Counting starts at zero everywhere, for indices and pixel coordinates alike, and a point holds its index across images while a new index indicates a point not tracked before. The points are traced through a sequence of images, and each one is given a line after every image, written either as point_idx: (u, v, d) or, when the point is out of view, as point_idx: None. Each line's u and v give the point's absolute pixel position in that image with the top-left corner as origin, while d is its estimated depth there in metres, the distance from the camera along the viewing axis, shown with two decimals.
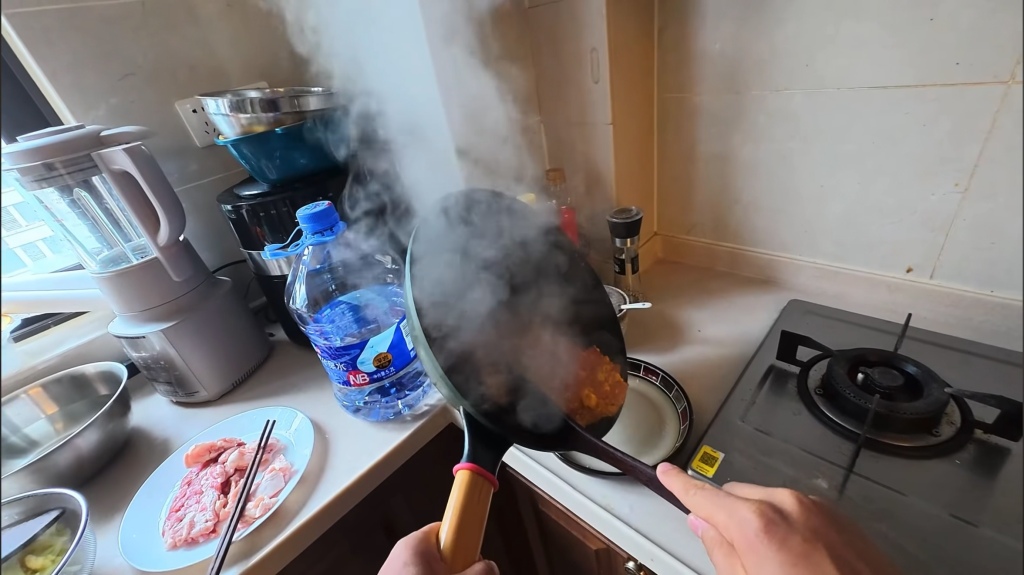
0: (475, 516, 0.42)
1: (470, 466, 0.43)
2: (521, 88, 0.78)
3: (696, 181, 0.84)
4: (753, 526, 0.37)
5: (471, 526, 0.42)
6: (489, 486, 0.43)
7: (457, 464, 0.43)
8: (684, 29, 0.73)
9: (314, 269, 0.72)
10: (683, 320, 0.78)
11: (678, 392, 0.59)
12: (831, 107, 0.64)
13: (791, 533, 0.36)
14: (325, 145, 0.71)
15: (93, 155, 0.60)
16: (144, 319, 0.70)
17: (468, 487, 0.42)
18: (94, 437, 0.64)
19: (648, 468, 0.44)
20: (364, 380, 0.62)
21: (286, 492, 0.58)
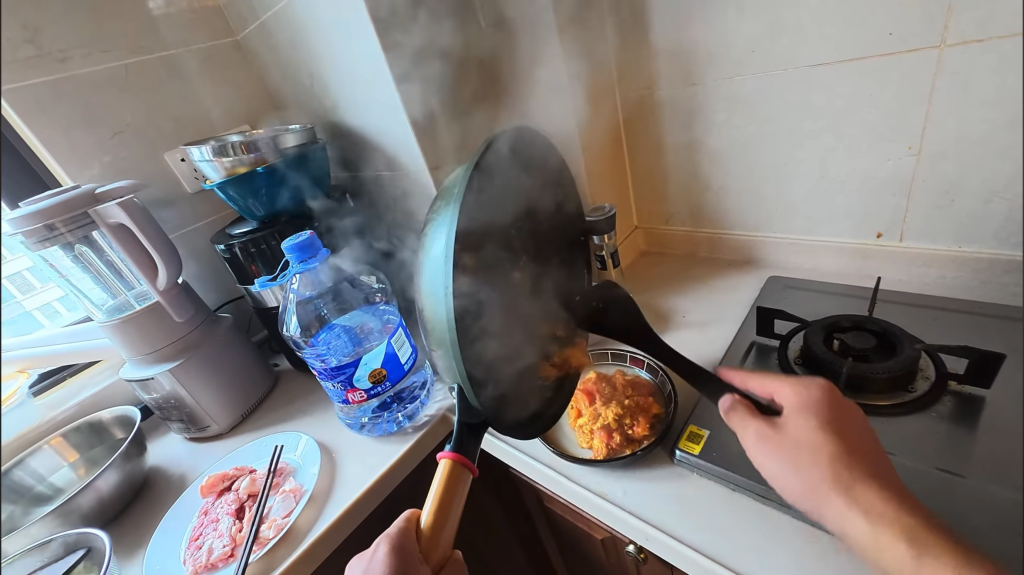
0: (455, 505, 0.44)
1: (452, 457, 0.45)
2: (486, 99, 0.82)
3: (668, 173, 0.87)
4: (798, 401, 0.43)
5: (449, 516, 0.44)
6: (470, 474, 0.45)
7: (440, 453, 0.45)
8: (636, 30, 0.77)
9: (304, 296, 0.77)
10: (668, 308, 0.80)
11: (663, 376, 0.62)
12: (779, 88, 0.67)
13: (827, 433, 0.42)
14: (306, 178, 0.76)
15: (91, 213, 0.64)
16: (152, 361, 0.74)
17: (448, 476, 0.44)
18: (114, 478, 0.67)
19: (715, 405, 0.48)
20: (362, 397, 0.65)
21: (297, 511, 0.60)
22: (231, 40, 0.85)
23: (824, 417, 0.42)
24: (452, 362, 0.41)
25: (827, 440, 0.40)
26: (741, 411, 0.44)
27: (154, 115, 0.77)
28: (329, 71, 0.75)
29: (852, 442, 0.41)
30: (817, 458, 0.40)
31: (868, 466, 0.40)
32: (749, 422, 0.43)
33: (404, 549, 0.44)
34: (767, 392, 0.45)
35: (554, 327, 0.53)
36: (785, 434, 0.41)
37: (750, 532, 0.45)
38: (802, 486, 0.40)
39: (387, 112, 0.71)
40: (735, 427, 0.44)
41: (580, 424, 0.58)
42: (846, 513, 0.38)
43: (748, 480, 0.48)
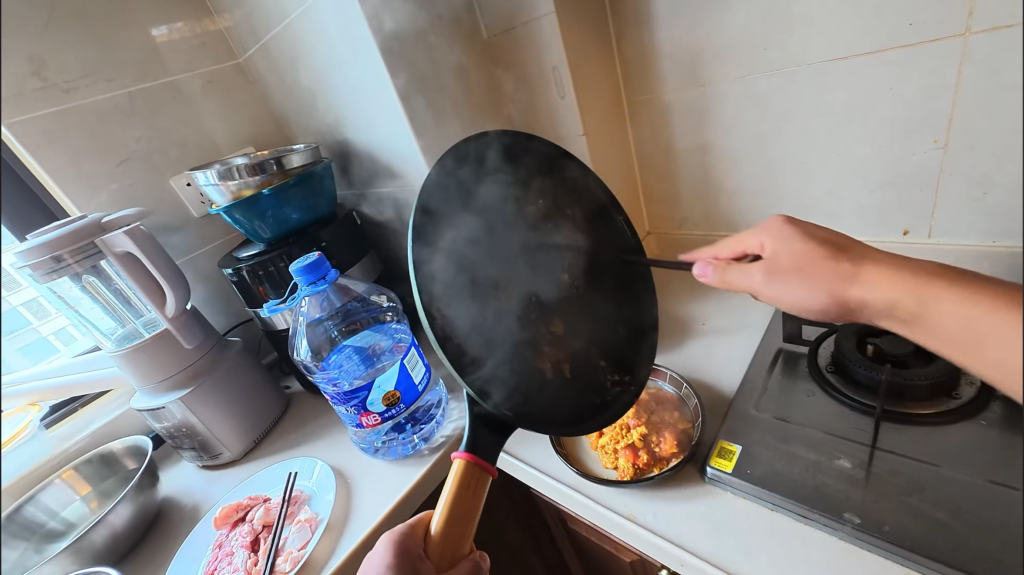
0: (466, 507, 0.44)
1: (465, 457, 0.44)
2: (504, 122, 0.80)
3: (678, 176, 0.85)
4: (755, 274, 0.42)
5: (461, 516, 0.44)
6: (488, 476, 0.45)
7: (454, 454, 0.45)
8: (638, 33, 0.76)
9: (313, 318, 0.75)
10: (685, 315, 0.77)
11: (687, 389, 0.60)
12: (795, 84, 0.65)
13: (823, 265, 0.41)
14: (311, 198, 0.75)
15: (97, 242, 0.63)
16: (164, 389, 0.73)
17: (462, 476, 0.44)
18: (127, 511, 0.65)
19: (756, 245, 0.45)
20: (377, 420, 0.63)
21: (313, 542, 0.58)
22: (234, 63, 0.86)
23: (815, 233, 0.43)
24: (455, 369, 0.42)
25: (818, 253, 0.41)
26: (728, 268, 0.44)
27: (160, 141, 0.77)
28: (331, 90, 0.75)
29: (842, 242, 0.42)
30: (844, 279, 0.39)
31: (862, 252, 0.41)
32: (748, 269, 0.43)
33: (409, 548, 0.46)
34: (741, 247, 0.46)
35: (581, 318, 0.50)
36: (781, 262, 0.42)
37: (792, 556, 0.42)
38: (824, 301, 0.41)
39: (395, 128, 0.70)
40: (739, 284, 0.43)
41: (604, 444, 0.56)
42: (862, 297, 0.39)
43: (787, 499, 0.45)
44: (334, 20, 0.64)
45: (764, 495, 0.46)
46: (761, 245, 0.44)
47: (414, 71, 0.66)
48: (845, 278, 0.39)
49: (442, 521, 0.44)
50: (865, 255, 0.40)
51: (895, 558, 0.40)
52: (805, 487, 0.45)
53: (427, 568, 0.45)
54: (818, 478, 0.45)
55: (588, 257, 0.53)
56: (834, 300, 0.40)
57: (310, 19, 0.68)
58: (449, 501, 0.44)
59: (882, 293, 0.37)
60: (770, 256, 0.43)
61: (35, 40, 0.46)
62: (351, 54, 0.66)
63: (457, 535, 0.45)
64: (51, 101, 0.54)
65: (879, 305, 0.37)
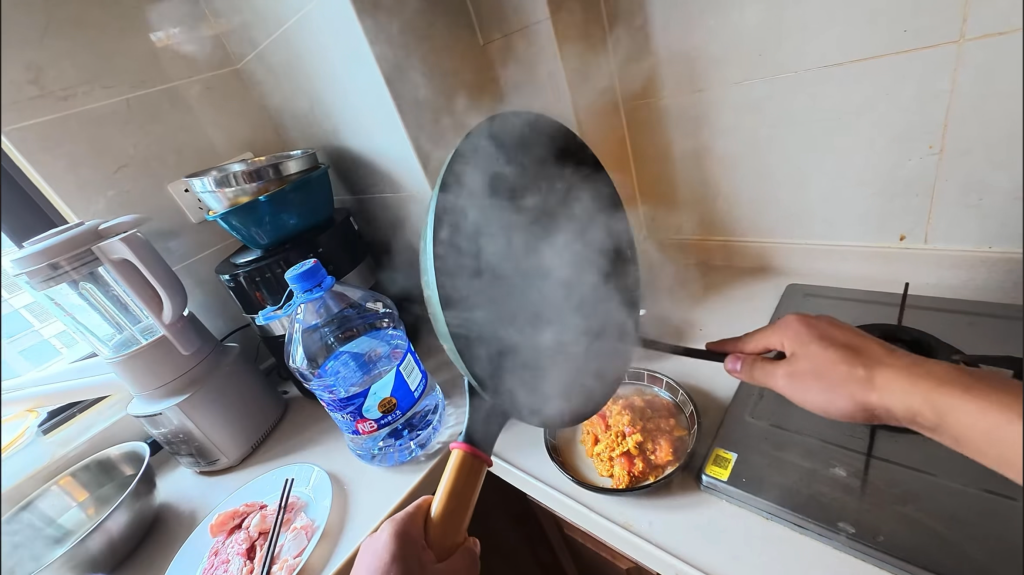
0: (464, 497, 0.46)
1: (464, 447, 0.46)
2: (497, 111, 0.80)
3: (675, 180, 0.85)
4: (820, 402, 0.38)
5: (461, 505, 0.46)
6: (484, 465, 0.47)
7: (453, 443, 0.47)
8: (635, 38, 0.76)
9: (310, 325, 0.75)
10: (683, 320, 0.77)
11: (683, 397, 0.59)
12: (791, 90, 0.65)
13: (839, 367, 0.37)
14: (309, 203, 0.75)
15: (94, 250, 0.64)
16: (160, 396, 0.73)
17: (460, 466, 0.46)
18: (124, 518, 0.65)
19: (774, 337, 0.44)
20: (372, 427, 0.63)
21: (309, 549, 0.58)
22: (232, 69, 0.86)
23: (824, 330, 0.40)
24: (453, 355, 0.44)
25: (835, 359, 0.37)
26: (754, 364, 0.43)
27: (158, 147, 0.77)
28: (328, 96, 0.75)
29: (855, 342, 0.38)
30: (815, 377, 0.38)
31: (879, 356, 0.36)
32: (771, 369, 0.42)
33: (408, 533, 0.48)
34: (763, 343, 0.45)
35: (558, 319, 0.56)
36: (801, 364, 0.39)
37: (786, 566, 0.42)
38: (848, 406, 0.37)
39: (391, 133, 0.70)
40: (763, 381, 0.42)
41: (599, 452, 0.56)
42: (888, 406, 0.35)
43: (782, 508, 0.45)
44: (330, 27, 0.65)
45: (759, 504, 0.46)
46: (782, 344, 0.42)
47: (410, 77, 0.66)
48: (865, 384, 0.35)
49: (441, 509, 0.46)
50: (875, 357, 0.36)
51: (887, 567, 0.40)
52: (801, 495, 0.45)
53: (427, 555, 0.47)
54: (813, 487, 0.45)
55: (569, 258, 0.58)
56: (858, 404, 0.36)
57: (307, 27, 0.69)
58: (448, 490, 0.45)
59: (911, 404, 0.33)
60: (791, 357, 0.40)
61: (35, 50, 0.46)
62: (348, 62, 0.66)
63: (456, 524, 0.46)
64: (52, 107, 0.54)
65: (903, 413, 0.34)
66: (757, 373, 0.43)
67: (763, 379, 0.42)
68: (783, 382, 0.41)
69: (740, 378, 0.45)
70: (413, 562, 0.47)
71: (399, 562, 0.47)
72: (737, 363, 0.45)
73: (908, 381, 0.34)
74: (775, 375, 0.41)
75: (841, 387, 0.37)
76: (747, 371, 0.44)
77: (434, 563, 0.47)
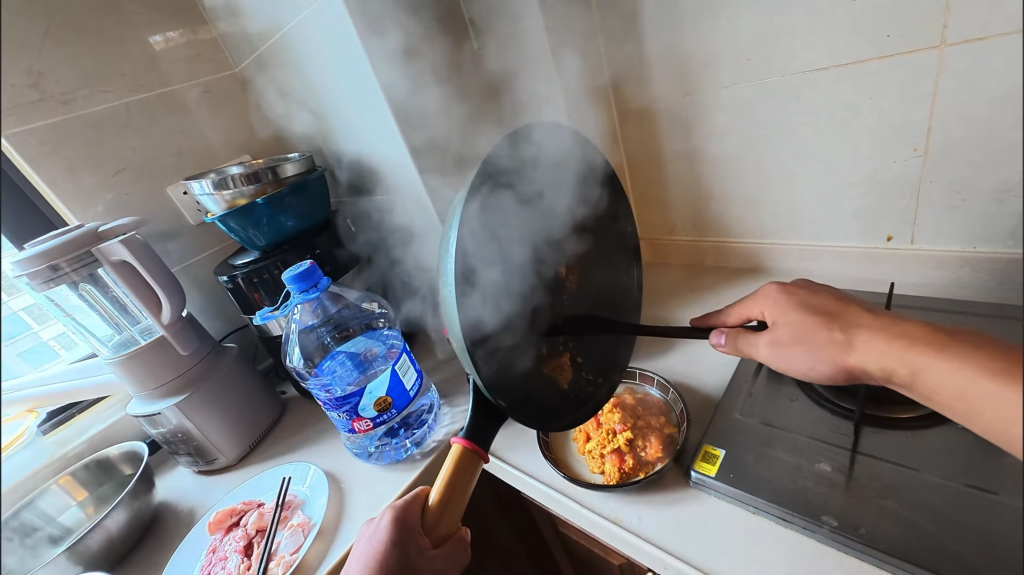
0: (461, 488, 0.46)
1: (463, 442, 0.46)
2: None
3: (668, 182, 0.86)
4: (806, 363, 0.44)
5: (457, 494, 0.46)
6: (482, 460, 0.46)
7: (454, 438, 0.46)
8: (628, 42, 0.77)
9: (306, 325, 0.76)
10: (676, 320, 0.78)
11: (673, 395, 0.60)
12: (779, 93, 0.66)
13: (818, 333, 0.42)
14: (306, 205, 0.76)
15: (94, 251, 0.64)
16: (159, 396, 0.73)
17: (457, 459, 0.45)
18: (122, 517, 0.66)
19: (754, 308, 0.49)
20: (368, 426, 0.64)
21: (306, 546, 0.59)
22: (230, 73, 0.87)
23: (808, 299, 0.45)
24: (464, 355, 0.41)
25: (815, 325, 0.43)
26: (739, 337, 0.48)
27: (156, 151, 0.78)
28: (324, 99, 0.76)
29: (834, 308, 0.43)
30: (797, 343, 0.44)
31: (856, 317, 0.40)
32: (754, 338, 0.47)
33: (406, 521, 0.49)
34: (743, 314, 0.50)
35: (593, 324, 0.52)
36: (783, 330, 0.45)
37: (771, 559, 0.43)
38: (831, 368, 0.42)
39: (386, 136, 0.71)
40: (749, 351, 0.47)
41: (590, 449, 0.57)
42: (861, 365, 0.39)
43: (768, 502, 0.46)
44: (325, 32, 0.66)
45: (744, 498, 0.47)
46: (763, 314, 0.48)
47: (405, 81, 0.67)
48: (841, 347, 0.40)
49: (439, 496, 0.46)
50: (851, 318, 0.41)
51: (869, 559, 0.40)
52: (786, 490, 0.46)
53: (422, 540, 0.48)
54: (798, 482, 0.46)
55: (595, 260, 0.54)
56: (839, 365, 0.41)
57: (303, 32, 0.70)
58: (444, 480, 0.46)
59: (877, 361, 0.37)
60: (773, 326, 0.46)
61: (37, 56, 0.47)
62: (344, 67, 0.68)
63: (452, 514, 0.47)
64: (49, 112, 0.55)
65: (879, 371, 0.38)
66: (743, 346, 0.48)
67: (747, 350, 0.48)
68: (766, 352, 0.46)
69: (725, 352, 0.49)
70: (409, 547, 0.48)
71: (396, 547, 0.48)
72: (721, 337, 0.49)
73: (875, 338, 0.38)
74: (759, 345, 0.46)
75: (821, 349, 0.42)
76: (731, 345, 0.48)
77: (430, 550, 0.48)
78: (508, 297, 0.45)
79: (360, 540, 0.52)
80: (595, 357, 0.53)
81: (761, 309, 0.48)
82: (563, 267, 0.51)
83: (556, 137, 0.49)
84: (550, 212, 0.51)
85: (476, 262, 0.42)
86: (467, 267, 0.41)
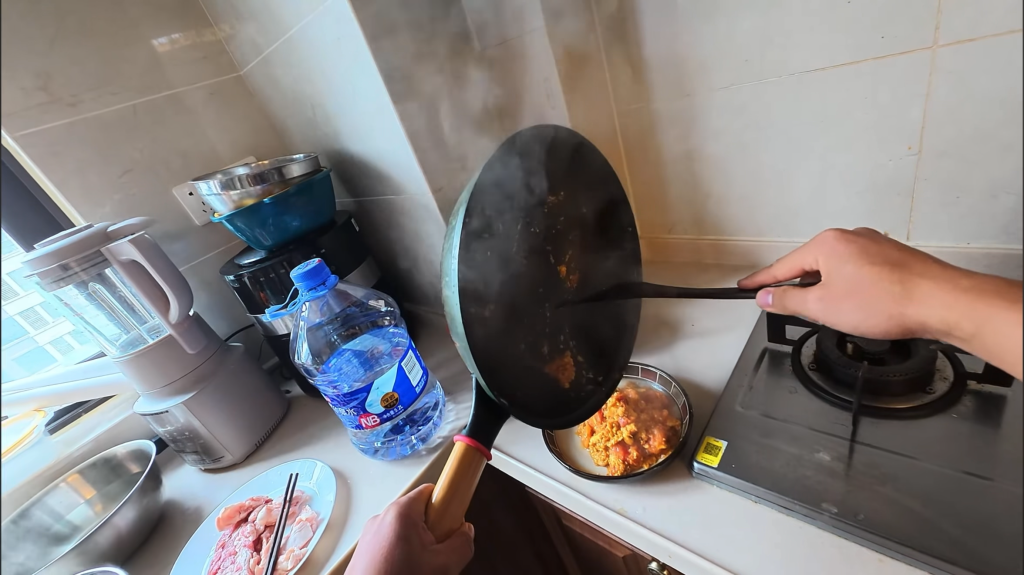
0: (464, 485, 0.47)
1: (466, 440, 0.47)
2: None
3: (666, 181, 0.87)
4: (854, 316, 0.46)
5: (460, 491, 0.47)
6: (485, 458, 0.47)
7: (457, 436, 0.47)
8: (628, 44, 0.78)
9: (314, 322, 0.77)
10: (676, 317, 0.79)
11: (676, 389, 0.62)
12: (774, 94, 0.68)
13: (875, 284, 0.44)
14: (312, 206, 0.77)
15: (104, 250, 0.65)
16: (166, 394, 0.74)
17: (461, 457, 0.46)
18: (131, 514, 0.67)
19: (813, 262, 0.51)
20: (375, 421, 0.65)
21: (315, 540, 0.60)
22: (234, 76, 0.88)
23: (868, 253, 0.47)
24: (465, 355, 0.42)
25: (872, 277, 0.45)
26: (786, 294, 0.51)
27: (163, 152, 0.79)
28: (329, 101, 0.78)
29: (898, 260, 0.44)
30: (849, 297, 0.46)
31: (917, 271, 0.42)
32: (803, 295, 0.50)
33: (410, 516, 0.50)
34: (796, 266, 0.53)
35: (586, 324, 0.53)
36: (835, 285, 0.47)
37: (772, 547, 0.44)
38: (883, 318, 0.44)
39: (392, 137, 0.72)
40: (796, 308, 0.50)
41: (594, 442, 0.58)
42: (920, 317, 0.40)
43: (769, 491, 0.47)
44: (331, 35, 0.67)
45: (745, 487, 0.48)
46: (817, 264, 0.51)
47: (409, 83, 0.68)
48: (900, 298, 0.42)
49: (443, 493, 0.47)
50: (913, 269, 0.42)
51: (868, 544, 0.42)
52: (787, 479, 0.47)
53: (426, 536, 0.49)
54: (798, 471, 0.48)
55: (598, 257, 0.56)
56: (895, 318, 0.43)
57: (309, 35, 0.71)
58: (449, 477, 0.47)
59: (937, 312, 0.39)
60: (828, 281, 0.48)
61: (48, 57, 0.48)
62: (349, 71, 0.69)
63: (456, 509, 0.48)
64: (61, 115, 0.56)
65: (937, 322, 0.39)
66: (792, 301, 0.50)
67: (794, 306, 0.50)
68: (817, 305, 0.49)
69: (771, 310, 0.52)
70: (413, 542, 0.48)
71: (400, 543, 0.48)
72: (769, 295, 0.52)
73: (939, 290, 0.39)
74: (807, 300, 0.49)
75: (877, 300, 0.44)
76: (779, 304, 0.51)
77: (433, 545, 0.49)
78: (514, 295, 0.46)
79: (362, 538, 0.52)
80: (595, 353, 0.54)
81: (818, 261, 0.51)
82: (568, 265, 0.51)
83: (552, 144, 0.51)
84: (560, 212, 0.52)
85: (479, 259, 0.43)
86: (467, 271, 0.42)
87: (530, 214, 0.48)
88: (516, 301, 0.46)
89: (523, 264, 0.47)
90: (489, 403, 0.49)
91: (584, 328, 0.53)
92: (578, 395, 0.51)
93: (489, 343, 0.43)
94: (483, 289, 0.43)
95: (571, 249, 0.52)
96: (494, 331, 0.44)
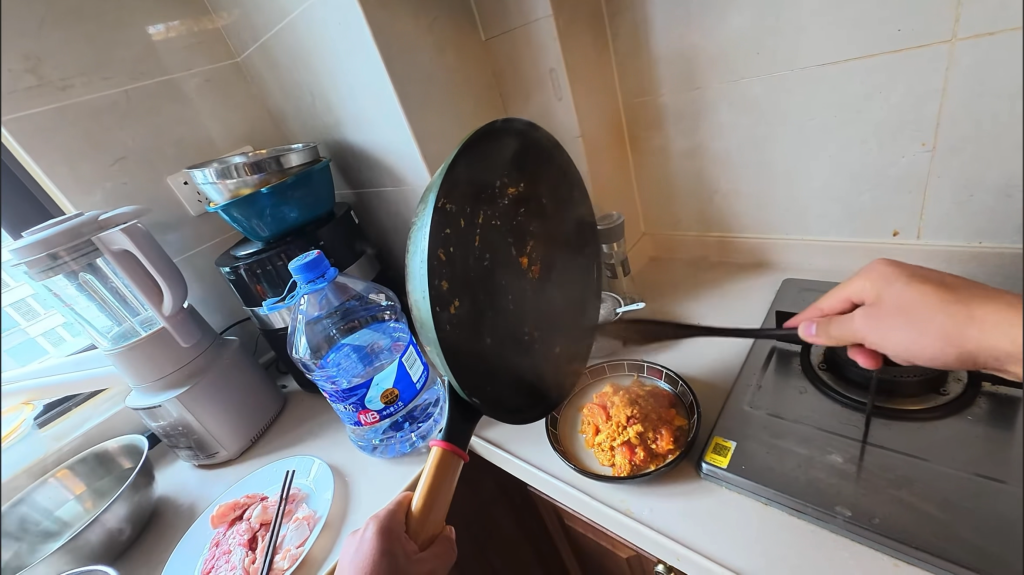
0: (444, 487, 0.46)
1: (443, 445, 0.46)
2: (498, 103, 0.80)
3: (672, 177, 0.85)
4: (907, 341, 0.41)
5: (440, 495, 0.46)
6: (459, 460, 0.46)
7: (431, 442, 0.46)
8: (636, 35, 0.76)
9: (312, 316, 0.76)
10: (681, 315, 0.78)
11: (683, 387, 0.60)
12: (786, 88, 0.66)
13: (926, 309, 0.40)
14: (310, 197, 0.75)
15: (94, 240, 0.63)
16: (160, 388, 0.72)
17: (439, 462, 0.45)
18: (122, 510, 0.65)
19: (853, 288, 0.48)
20: (375, 418, 0.63)
21: (311, 540, 0.58)
22: (232, 62, 0.85)
23: (922, 276, 0.43)
24: (441, 360, 0.42)
25: (926, 299, 0.41)
26: (829, 322, 0.47)
27: (157, 139, 0.77)
28: (329, 89, 0.75)
29: (954, 285, 0.41)
30: (897, 317, 0.42)
31: (979, 294, 0.38)
32: (846, 320, 0.45)
33: (391, 529, 0.47)
34: (845, 297, 0.49)
35: (553, 314, 0.53)
36: (886, 306, 0.43)
37: (782, 550, 0.43)
38: (940, 341, 0.39)
39: (394, 123, 0.69)
40: (843, 335, 0.45)
41: (600, 442, 0.56)
42: (980, 342, 0.35)
43: (779, 494, 0.46)
44: (333, 16, 0.64)
45: (753, 489, 0.47)
46: (862, 294, 0.47)
47: (412, 72, 0.66)
48: (959, 320, 0.37)
49: (423, 500, 0.46)
50: (975, 294, 0.38)
51: (882, 549, 0.41)
52: (798, 481, 0.46)
53: (407, 548, 0.47)
54: (810, 473, 0.46)
55: (563, 245, 0.56)
56: (953, 346, 0.38)
57: (309, 17, 0.69)
58: (428, 484, 0.46)
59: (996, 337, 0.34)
60: (875, 304, 0.45)
61: (35, 36, 0.45)
62: (348, 53, 0.67)
63: (436, 514, 0.47)
64: (46, 99, 0.53)
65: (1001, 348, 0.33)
66: (836, 329, 0.46)
67: (840, 334, 0.46)
68: (863, 331, 0.44)
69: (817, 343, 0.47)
70: (398, 556, 0.46)
71: (384, 558, 0.46)
72: (813, 326, 0.48)
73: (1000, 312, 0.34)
74: (847, 325, 0.45)
75: (933, 324, 0.39)
76: (824, 334, 0.47)
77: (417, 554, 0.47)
78: (479, 292, 0.45)
79: (343, 554, 0.50)
80: (560, 342, 0.54)
81: (863, 291, 0.47)
82: (532, 258, 0.51)
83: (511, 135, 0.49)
84: (523, 202, 0.51)
85: (446, 257, 0.42)
86: (435, 272, 0.41)
87: (490, 207, 0.47)
88: (482, 297, 0.46)
89: (488, 257, 0.47)
90: (462, 401, 0.48)
91: (551, 318, 0.53)
92: (546, 386, 0.51)
93: (462, 340, 0.43)
94: (450, 285, 0.42)
95: (536, 241, 0.52)
96: (462, 330, 0.43)
